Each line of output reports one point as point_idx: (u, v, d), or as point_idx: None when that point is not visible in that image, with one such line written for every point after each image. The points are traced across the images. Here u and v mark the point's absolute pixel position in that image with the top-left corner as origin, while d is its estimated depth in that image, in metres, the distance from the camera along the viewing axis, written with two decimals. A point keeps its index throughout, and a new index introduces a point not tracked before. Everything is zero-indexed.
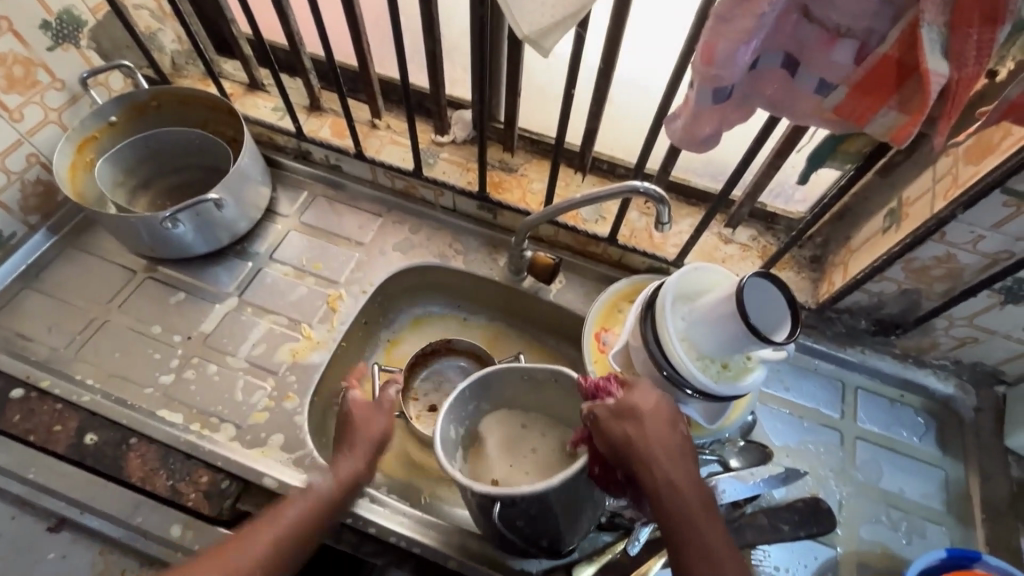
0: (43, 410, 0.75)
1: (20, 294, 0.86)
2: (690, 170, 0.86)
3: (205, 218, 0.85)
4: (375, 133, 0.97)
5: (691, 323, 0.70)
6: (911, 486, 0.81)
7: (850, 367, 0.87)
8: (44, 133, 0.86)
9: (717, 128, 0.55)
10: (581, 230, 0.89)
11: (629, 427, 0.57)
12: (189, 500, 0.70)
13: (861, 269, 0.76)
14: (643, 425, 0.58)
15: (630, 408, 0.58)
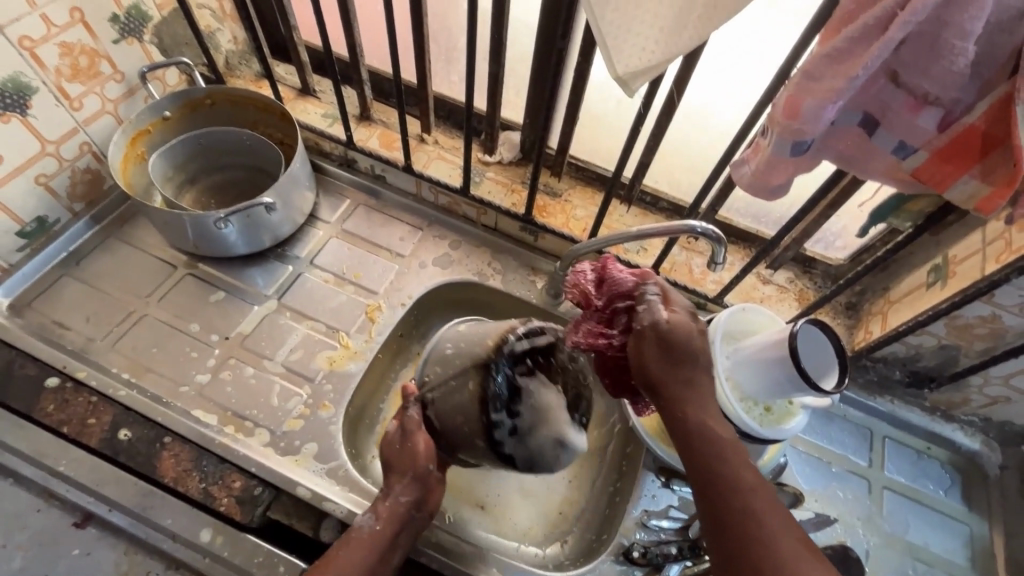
0: (79, 402, 0.75)
1: (59, 282, 0.86)
2: (734, 210, 0.88)
3: (252, 220, 0.85)
4: (423, 148, 0.98)
5: (736, 363, 0.70)
6: (936, 541, 0.81)
7: (880, 416, 0.88)
8: (98, 123, 0.86)
9: (788, 178, 0.56)
10: (623, 260, 0.90)
11: (663, 356, 0.60)
12: (221, 504, 0.70)
13: (902, 322, 0.77)
14: (699, 398, 0.59)
15: (680, 358, 0.59)
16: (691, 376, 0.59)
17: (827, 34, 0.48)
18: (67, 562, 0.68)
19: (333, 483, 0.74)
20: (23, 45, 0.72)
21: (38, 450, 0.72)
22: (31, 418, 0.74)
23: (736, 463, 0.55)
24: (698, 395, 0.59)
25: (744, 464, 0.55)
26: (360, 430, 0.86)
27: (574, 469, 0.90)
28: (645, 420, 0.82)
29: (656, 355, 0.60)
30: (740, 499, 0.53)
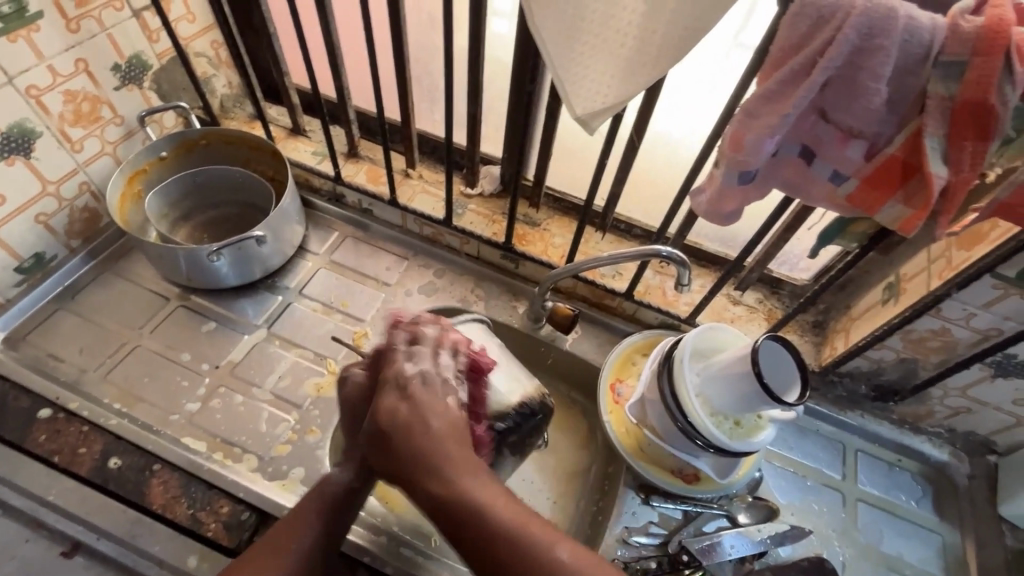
0: (70, 431, 0.76)
1: (54, 315, 0.89)
2: (702, 236, 0.93)
3: (244, 253, 0.89)
4: (408, 182, 1.03)
5: (705, 379, 0.74)
6: (910, 551, 0.83)
7: (851, 430, 0.91)
8: (97, 164, 0.90)
9: (738, 204, 0.61)
10: (599, 284, 0.94)
11: (442, 485, 0.55)
12: (208, 529, 0.71)
13: (862, 337, 0.81)
14: (446, 459, 0.56)
15: (419, 450, 0.56)
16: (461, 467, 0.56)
17: (762, 76, 0.53)
18: None
19: None
20: (30, 94, 0.77)
21: (28, 480, 0.73)
22: (22, 449, 0.75)
23: (501, 509, 0.53)
24: (454, 457, 0.56)
25: (501, 503, 0.54)
26: None
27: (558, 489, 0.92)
28: (621, 437, 0.83)
29: (427, 438, 0.57)
30: (494, 537, 0.52)
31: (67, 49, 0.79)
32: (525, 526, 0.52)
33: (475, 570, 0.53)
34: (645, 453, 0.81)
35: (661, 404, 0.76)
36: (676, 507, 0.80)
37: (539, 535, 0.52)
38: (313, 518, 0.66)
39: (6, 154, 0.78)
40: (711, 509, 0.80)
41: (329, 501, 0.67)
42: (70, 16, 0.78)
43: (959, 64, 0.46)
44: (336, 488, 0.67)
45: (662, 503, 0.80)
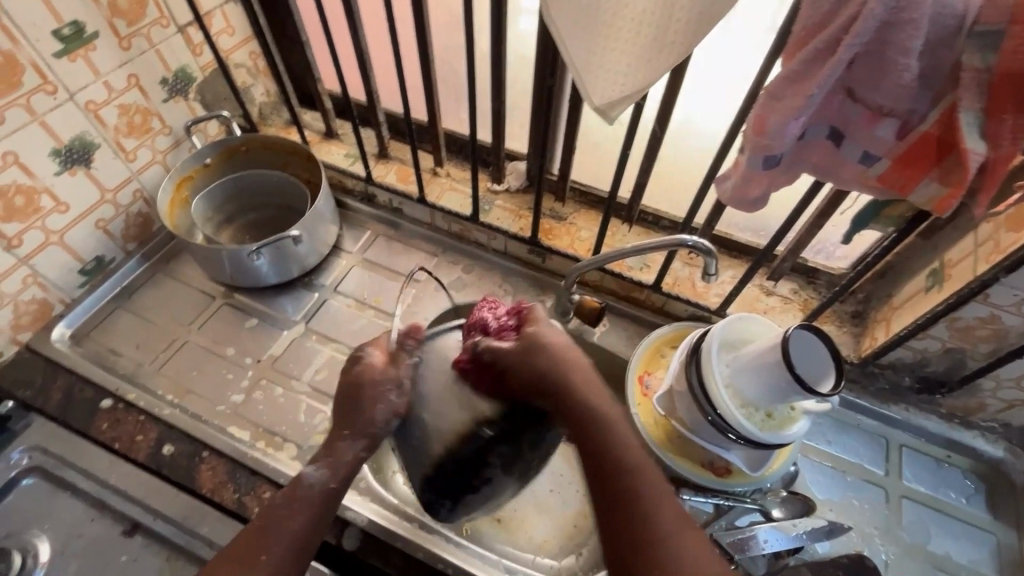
0: (129, 419, 0.82)
1: (114, 314, 0.96)
2: (732, 225, 0.91)
3: (283, 252, 0.94)
4: (436, 181, 1.06)
5: (735, 369, 0.73)
6: (960, 551, 0.79)
7: (894, 424, 0.87)
8: (149, 172, 0.97)
9: (765, 190, 0.60)
10: (626, 276, 0.94)
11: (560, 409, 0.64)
12: (252, 513, 0.75)
13: (903, 327, 0.77)
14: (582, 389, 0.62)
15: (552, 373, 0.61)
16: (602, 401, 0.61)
17: (785, 57, 0.52)
18: (115, 568, 0.74)
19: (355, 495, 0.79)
20: (89, 108, 0.84)
21: (94, 465, 0.79)
22: (86, 436, 0.81)
23: (647, 484, 0.56)
24: (638, 465, 0.57)
25: (659, 491, 0.56)
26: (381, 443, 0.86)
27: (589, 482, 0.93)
28: (650, 429, 0.82)
29: (592, 397, 0.61)
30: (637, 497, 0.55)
31: (120, 65, 0.85)
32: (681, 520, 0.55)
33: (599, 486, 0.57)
34: (674, 445, 0.80)
35: (689, 395, 0.76)
36: (708, 500, 0.79)
37: (670, 533, 0.53)
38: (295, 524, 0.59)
39: (70, 165, 0.84)
40: (744, 503, 0.78)
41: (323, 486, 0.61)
42: (122, 34, 0.84)
43: (996, 33, 0.43)
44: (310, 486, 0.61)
45: (693, 496, 0.79)
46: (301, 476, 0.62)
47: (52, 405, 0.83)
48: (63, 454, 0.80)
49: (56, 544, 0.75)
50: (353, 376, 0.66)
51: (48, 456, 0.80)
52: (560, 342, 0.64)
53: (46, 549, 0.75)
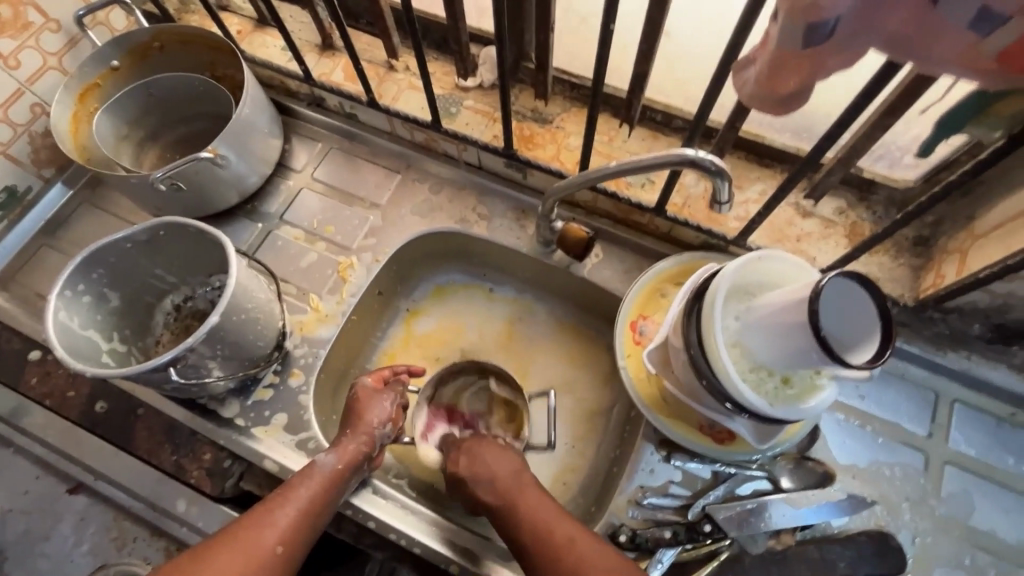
0: (59, 373, 0.75)
1: (40, 253, 0.85)
2: (766, 125, 0.71)
3: (202, 176, 0.77)
4: (392, 77, 0.86)
5: (745, 325, 0.57)
6: (1008, 527, 0.66)
7: (949, 376, 0.71)
8: (45, 81, 0.80)
9: (806, 82, 0.40)
10: (623, 197, 0.76)
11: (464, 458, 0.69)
12: (192, 476, 0.69)
13: (984, 265, 0.58)
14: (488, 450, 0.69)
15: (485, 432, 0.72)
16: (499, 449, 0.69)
17: None
18: (64, 526, 0.71)
19: (303, 457, 0.71)
20: None
21: (30, 422, 0.74)
22: (19, 391, 0.75)
23: (540, 505, 0.62)
24: (515, 487, 0.64)
25: (551, 512, 0.61)
26: (342, 391, 0.84)
27: (577, 430, 0.83)
28: (639, 387, 0.70)
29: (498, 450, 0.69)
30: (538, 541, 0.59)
31: None
32: (571, 531, 0.59)
33: (527, 530, 0.61)
34: (665, 405, 0.68)
35: (685, 354, 0.61)
36: (703, 466, 0.68)
37: (580, 545, 0.57)
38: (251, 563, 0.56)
39: None
40: (749, 471, 0.67)
41: (270, 557, 0.58)
42: None
43: None
44: (271, 555, 0.58)
45: (687, 462, 0.68)
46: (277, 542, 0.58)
47: None
48: None
49: (4, 501, 0.72)
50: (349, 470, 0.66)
51: None
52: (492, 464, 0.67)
53: None
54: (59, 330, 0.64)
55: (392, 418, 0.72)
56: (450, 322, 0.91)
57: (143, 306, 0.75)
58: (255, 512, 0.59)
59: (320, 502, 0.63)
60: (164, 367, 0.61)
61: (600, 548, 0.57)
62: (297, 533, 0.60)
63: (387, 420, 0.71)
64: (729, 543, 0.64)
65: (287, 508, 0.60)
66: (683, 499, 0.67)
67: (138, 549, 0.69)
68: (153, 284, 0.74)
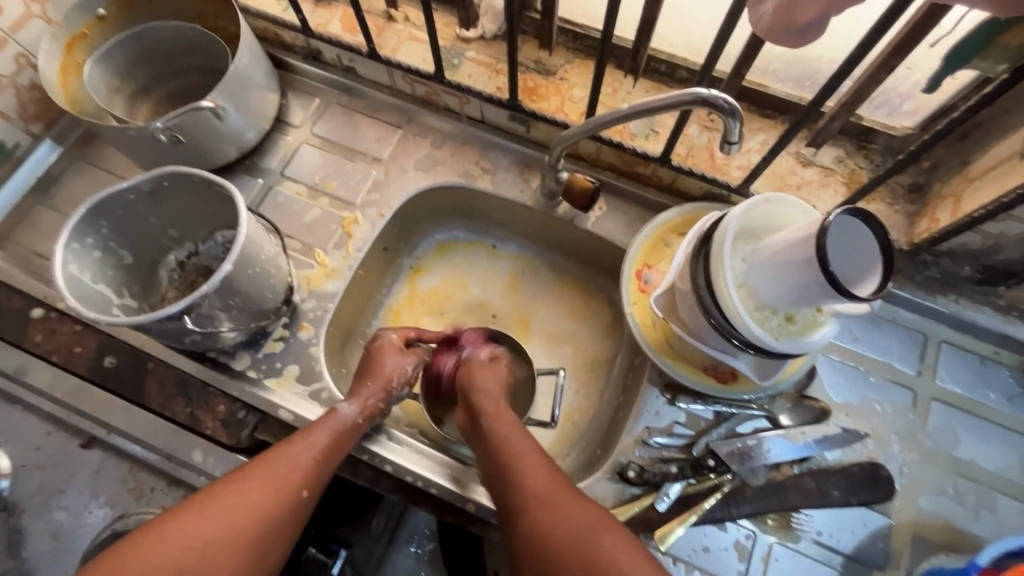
0: (64, 330, 0.74)
1: (33, 211, 0.83)
2: (770, 74, 0.71)
3: (201, 128, 0.75)
4: (391, 28, 0.85)
5: (751, 265, 0.58)
6: (989, 456, 0.70)
7: (938, 318, 0.74)
8: (29, 30, 0.77)
9: (824, 11, 0.40)
10: (628, 148, 0.76)
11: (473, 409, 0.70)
12: (207, 427, 0.70)
13: (978, 205, 0.60)
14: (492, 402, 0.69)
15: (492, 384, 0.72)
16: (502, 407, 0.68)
17: None
18: (79, 480, 0.71)
19: (317, 406, 0.72)
20: None
21: (36, 378, 0.74)
22: (23, 348, 0.74)
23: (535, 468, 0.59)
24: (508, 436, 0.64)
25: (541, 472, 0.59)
26: (350, 346, 0.85)
27: (581, 380, 0.86)
28: (646, 332, 0.72)
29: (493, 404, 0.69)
30: (526, 503, 0.57)
31: None
32: (560, 492, 0.57)
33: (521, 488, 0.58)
34: (670, 349, 0.71)
35: (693, 296, 0.62)
36: (706, 407, 0.71)
37: (564, 503, 0.56)
38: (273, 503, 0.58)
39: None
40: (749, 410, 0.70)
41: (294, 500, 0.60)
42: None
43: None
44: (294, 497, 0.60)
45: (691, 403, 0.71)
46: (302, 485, 0.60)
47: None
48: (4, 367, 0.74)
49: (16, 456, 0.72)
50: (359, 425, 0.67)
51: None
52: (489, 386, 0.71)
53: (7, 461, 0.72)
54: (70, 282, 0.63)
55: (408, 380, 0.74)
56: (454, 279, 0.91)
57: (147, 261, 0.74)
58: (272, 456, 0.61)
59: (338, 449, 0.65)
60: (178, 316, 0.61)
61: (582, 508, 0.55)
62: (318, 475, 0.62)
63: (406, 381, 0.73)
64: (731, 476, 0.67)
65: (309, 452, 0.62)
66: (687, 437, 0.70)
67: (155, 499, 0.70)
68: (158, 239, 0.74)
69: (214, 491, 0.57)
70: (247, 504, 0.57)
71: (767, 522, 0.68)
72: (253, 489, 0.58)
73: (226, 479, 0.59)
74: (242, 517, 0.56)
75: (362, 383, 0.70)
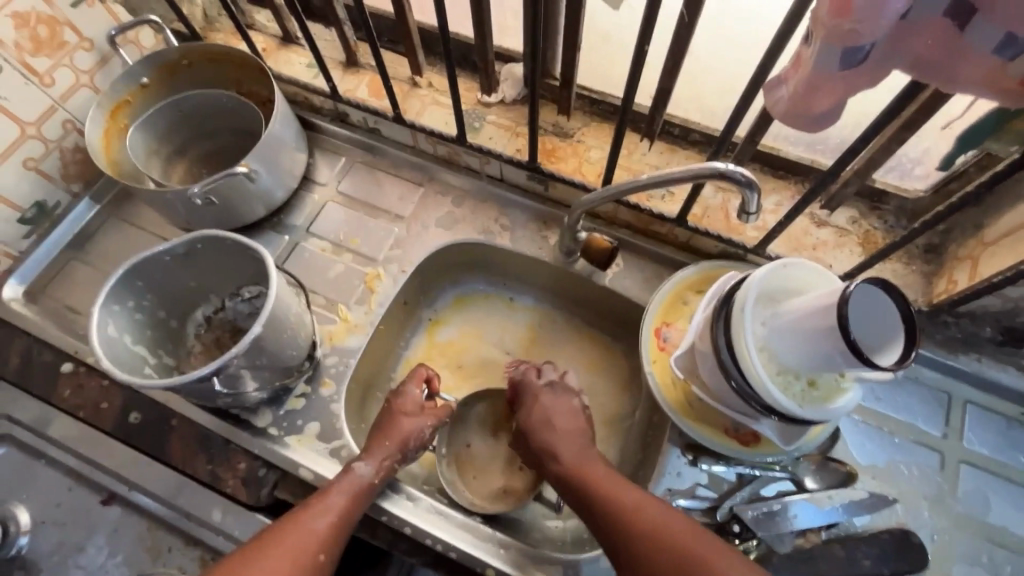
0: (91, 385, 0.76)
1: (68, 266, 0.86)
2: (782, 139, 0.74)
3: (234, 190, 0.79)
4: (415, 93, 0.89)
5: (772, 330, 0.59)
6: (1022, 522, 0.68)
7: (962, 378, 0.74)
8: (77, 98, 0.82)
9: (838, 101, 0.42)
10: (644, 208, 0.78)
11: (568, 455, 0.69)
12: (227, 485, 0.71)
13: (996, 270, 0.60)
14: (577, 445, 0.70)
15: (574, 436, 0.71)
16: (582, 438, 0.71)
17: None
18: (98, 537, 0.71)
19: (337, 464, 0.73)
20: None
21: (62, 432, 0.75)
22: (51, 402, 0.76)
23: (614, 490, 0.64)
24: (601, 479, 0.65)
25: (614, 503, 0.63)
26: (368, 400, 0.85)
27: (599, 435, 0.85)
28: (665, 391, 0.72)
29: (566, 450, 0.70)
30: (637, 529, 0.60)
31: None
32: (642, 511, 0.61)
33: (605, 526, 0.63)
34: (690, 410, 0.71)
35: (714, 359, 0.63)
36: (729, 470, 0.70)
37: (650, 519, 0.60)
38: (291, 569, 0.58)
39: None
40: (773, 472, 0.69)
41: (313, 564, 0.60)
42: None
43: None
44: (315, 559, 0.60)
45: (712, 465, 0.70)
46: (318, 551, 0.60)
47: (12, 371, 0.77)
48: (32, 422, 0.75)
49: (38, 512, 0.73)
50: (370, 486, 0.66)
51: (18, 425, 0.76)
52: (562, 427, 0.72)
53: (28, 517, 0.72)
54: (104, 341, 0.65)
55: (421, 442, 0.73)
56: (472, 330, 0.92)
57: (176, 317, 0.76)
58: (288, 520, 0.61)
59: (353, 510, 0.64)
60: (207, 377, 0.62)
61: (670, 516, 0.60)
62: (333, 538, 0.62)
63: (421, 444, 0.73)
64: (756, 543, 0.66)
65: (324, 517, 0.62)
66: (710, 500, 0.69)
67: (172, 559, 0.70)
68: (188, 295, 0.76)
69: (237, 563, 0.57)
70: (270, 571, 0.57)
71: None
72: (271, 554, 0.58)
73: (243, 550, 0.59)
74: None
75: (378, 441, 0.70)
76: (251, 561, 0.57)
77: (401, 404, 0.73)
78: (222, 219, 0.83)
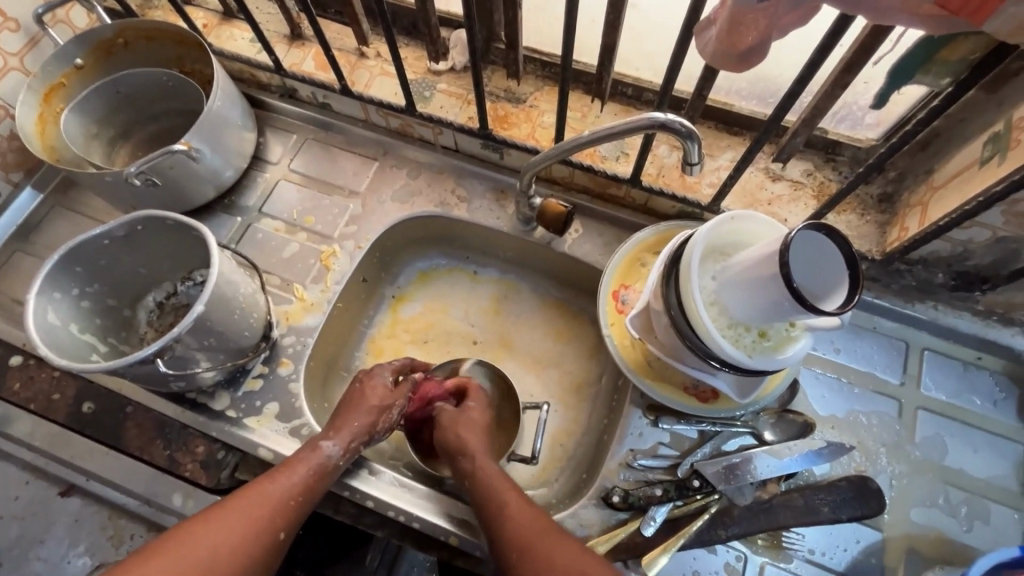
0: (42, 377, 0.74)
1: (14, 258, 0.84)
2: (733, 93, 0.73)
3: (177, 170, 0.76)
4: (363, 64, 0.87)
5: (721, 283, 0.59)
6: (977, 463, 0.69)
7: (918, 325, 0.74)
8: (7, 82, 0.79)
9: (764, 36, 0.41)
10: (599, 170, 0.77)
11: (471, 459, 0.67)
12: (186, 470, 0.70)
13: (944, 213, 0.60)
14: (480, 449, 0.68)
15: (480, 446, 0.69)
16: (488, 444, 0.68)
17: None
18: (58, 529, 0.70)
19: (297, 443, 0.72)
20: None
21: (14, 426, 0.73)
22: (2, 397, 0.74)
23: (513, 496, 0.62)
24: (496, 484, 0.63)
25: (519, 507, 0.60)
26: (332, 380, 0.84)
27: (566, 403, 0.85)
28: (625, 353, 0.72)
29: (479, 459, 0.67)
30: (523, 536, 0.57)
31: None
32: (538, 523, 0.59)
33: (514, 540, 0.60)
34: (649, 369, 0.71)
35: (666, 317, 0.62)
36: (690, 427, 0.70)
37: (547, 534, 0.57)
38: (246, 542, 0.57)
39: None
40: (733, 427, 0.69)
41: (272, 541, 0.59)
42: None
43: None
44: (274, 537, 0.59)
45: (674, 424, 0.70)
46: (279, 528, 0.60)
47: None
48: None
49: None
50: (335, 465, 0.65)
51: None
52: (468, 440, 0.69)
53: None
54: (44, 329, 0.63)
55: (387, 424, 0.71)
56: (436, 304, 0.91)
57: (125, 304, 0.75)
58: (250, 495, 0.59)
59: (317, 487, 0.64)
60: (150, 359, 0.61)
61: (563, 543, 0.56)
62: (294, 515, 0.61)
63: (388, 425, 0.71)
64: (717, 497, 0.66)
65: (287, 493, 0.61)
66: (672, 458, 0.70)
67: None
68: (136, 280, 0.74)
69: (194, 529, 0.56)
70: (229, 544, 0.56)
71: (757, 542, 0.67)
72: (231, 528, 0.57)
73: (202, 518, 0.57)
74: (222, 555, 0.55)
75: (345, 419, 0.68)
76: (209, 532, 0.56)
77: (371, 384, 0.72)
78: (168, 202, 0.80)
